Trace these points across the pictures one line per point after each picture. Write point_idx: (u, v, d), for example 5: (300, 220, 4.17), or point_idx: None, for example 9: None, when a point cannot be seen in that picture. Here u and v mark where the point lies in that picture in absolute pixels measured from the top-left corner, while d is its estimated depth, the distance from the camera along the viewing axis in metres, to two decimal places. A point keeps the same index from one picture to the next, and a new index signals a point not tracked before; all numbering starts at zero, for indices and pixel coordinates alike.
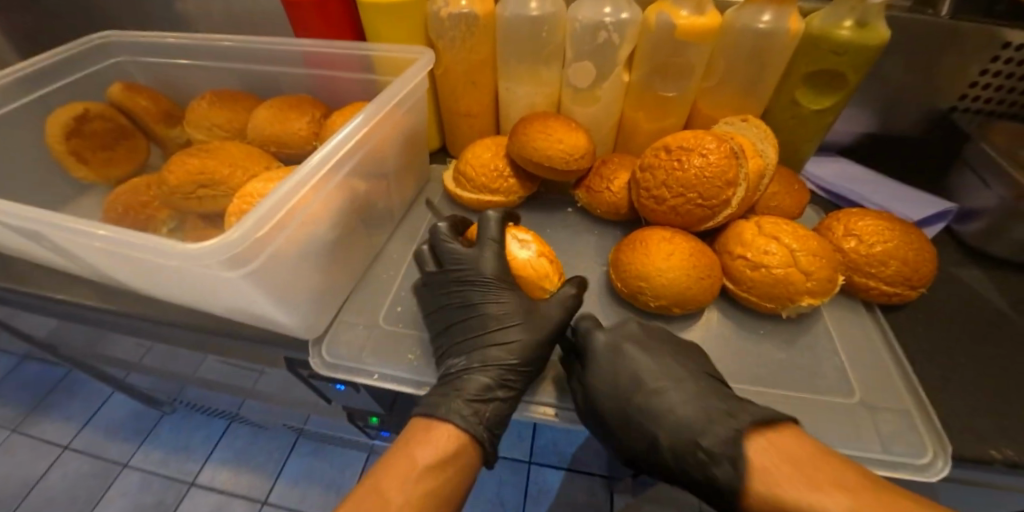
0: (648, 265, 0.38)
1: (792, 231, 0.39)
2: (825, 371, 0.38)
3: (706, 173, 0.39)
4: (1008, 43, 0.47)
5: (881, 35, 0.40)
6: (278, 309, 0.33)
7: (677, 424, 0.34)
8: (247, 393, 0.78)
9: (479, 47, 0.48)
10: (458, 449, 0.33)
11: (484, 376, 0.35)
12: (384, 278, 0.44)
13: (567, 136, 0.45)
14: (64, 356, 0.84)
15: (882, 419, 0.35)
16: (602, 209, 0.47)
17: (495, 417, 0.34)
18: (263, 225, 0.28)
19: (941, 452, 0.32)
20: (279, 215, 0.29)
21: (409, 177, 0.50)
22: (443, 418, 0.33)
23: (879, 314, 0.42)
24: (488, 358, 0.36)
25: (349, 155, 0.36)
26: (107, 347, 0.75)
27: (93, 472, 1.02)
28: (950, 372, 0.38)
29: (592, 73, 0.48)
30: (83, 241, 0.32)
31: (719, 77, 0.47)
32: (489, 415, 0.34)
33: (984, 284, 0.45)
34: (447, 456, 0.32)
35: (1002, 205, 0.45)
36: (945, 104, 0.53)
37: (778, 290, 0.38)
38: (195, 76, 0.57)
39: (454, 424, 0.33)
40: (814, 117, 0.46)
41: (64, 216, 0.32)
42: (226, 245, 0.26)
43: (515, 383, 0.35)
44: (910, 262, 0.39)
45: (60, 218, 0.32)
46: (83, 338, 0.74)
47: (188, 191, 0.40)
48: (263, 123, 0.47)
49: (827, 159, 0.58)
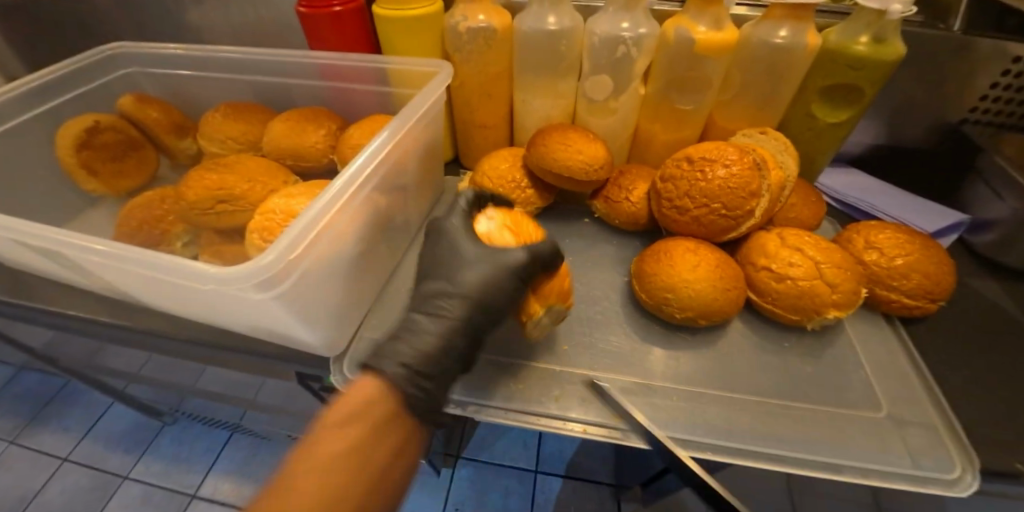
0: (675, 277, 0.38)
1: (815, 243, 0.39)
2: (851, 385, 0.38)
3: (730, 185, 0.39)
4: (1018, 57, 0.48)
5: (898, 51, 0.40)
6: (305, 328, 0.33)
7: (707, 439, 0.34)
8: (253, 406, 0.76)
9: (496, 60, 0.48)
10: (373, 402, 0.30)
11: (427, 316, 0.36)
12: (403, 292, 0.43)
13: (587, 148, 0.45)
14: (65, 368, 0.83)
15: (910, 433, 0.35)
16: (621, 220, 0.47)
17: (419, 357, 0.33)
18: (295, 247, 0.28)
19: (969, 467, 0.32)
20: (311, 236, 0.29)
21: (426, 188, 0.49)
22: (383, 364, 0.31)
23: (898, 327, 0.42)
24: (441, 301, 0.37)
25: (373, 170, 0.36)
26: (110, 360, 0.74)
27: (92, 484, 1.00)
28: (972, 385, 0.38)
29: (609, 86, 0.48)
30: (104, 261, 0.32)
31: (735, 91, 0.47)
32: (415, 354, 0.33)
33: (1000, 295, 0.45)
34: (368, 410, 0.29)
35: (1015, 216, 0.46)
36: (955, 117, 0.54)
37: (803, 302, 0.38)
38: (206, 86, 0.57)
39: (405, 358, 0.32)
40: (830, 129, 0.47)
41: (85, 237, 0.31)
42: (263, 268, 0.26)
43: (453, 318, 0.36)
44: (931, 274, 0.39)
45: (82, 238, 0.31)
46: (84, 351, 0.73)
47: (206, 207, 0.39)
48: (279, 136, 0.46)
49: (839, 170, 0.58)
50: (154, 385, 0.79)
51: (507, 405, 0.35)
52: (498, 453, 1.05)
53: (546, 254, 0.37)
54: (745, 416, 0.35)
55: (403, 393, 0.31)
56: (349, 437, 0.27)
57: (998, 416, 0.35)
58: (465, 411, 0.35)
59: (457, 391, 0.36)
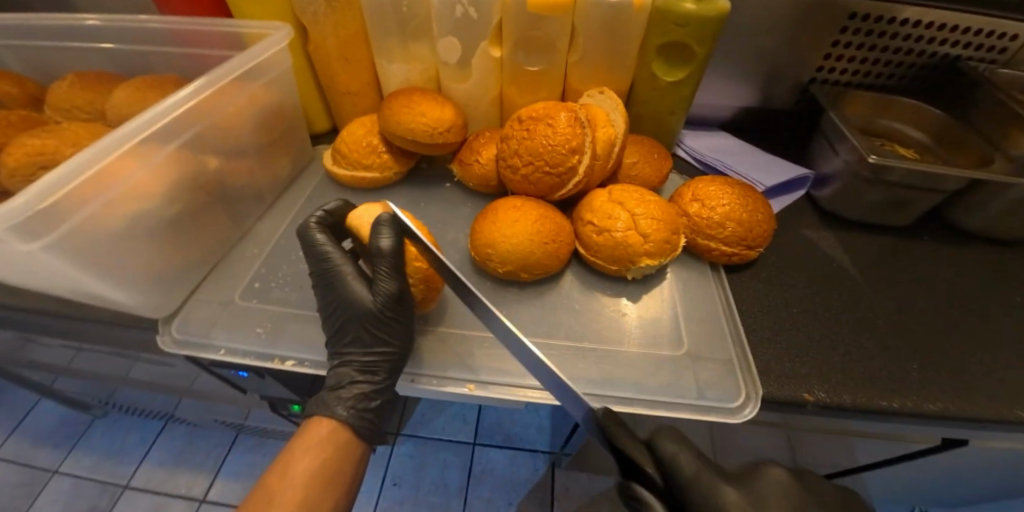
0: (494, 233, 0.39)
1: (638, 197, 0.41)
2: (661, 327, 0.40)
3: (551, 141, 0.40)
4: (855, 13, 0.50)
5: (717, 7, 0.41)
6: (107, 283, 0.34)
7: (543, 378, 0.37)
8: (178, 389, 0.78)
9: (346, 22, 0.47)
10: (344, 441, 0.36)
11: (348, 366, 0.37)
12: (250, 255, 0.44)
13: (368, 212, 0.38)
14: None
15: (702, 367, 0.38)
16: (474, 182, 0.48)
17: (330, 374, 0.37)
18: (52, 192, 0.28)
19: (752, 395, 0.35)
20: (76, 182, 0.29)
21: (282, 154, 0.49)
22: (313, 409, 0.36)
23: (721, 273, 0.44)
24: (349, 349, 0.37)
25: (174, 126, 0.36)
26: (31, 351, 0.75)
27: (19, 481, 0.99)
28: (782, 324, 0.41)
29: (459, 48, 0.48)
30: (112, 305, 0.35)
31: (581, 52, 0.48)
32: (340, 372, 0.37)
33: (830, 245, 0.49)
34: (324, 447, 0.35)
35: (847, 169, 0.48)
36: (806, 77, 0.56)
37: (619, 252, 0.40)
38: (61, 57, 0.54)
39: (321, 413, 0.36)
40: (671, 89, 0.48)
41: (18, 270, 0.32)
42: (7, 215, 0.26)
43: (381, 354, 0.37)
44: (744, 222, 0.41)
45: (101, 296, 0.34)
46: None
47: (27, 174, 0.39)
48: (121, 103, 0.46)
49: (706, 133, 0.60)
50: (78, 375, 0.80)
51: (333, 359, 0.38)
52: (436, 428, 1.09)
53: (397, 252, 0.35)
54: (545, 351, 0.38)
55: (354, 431, 0.36)
56: (313, 465, 0.34)
57: (792, 351, 0.38)
58: (290, 366, 0.37)
59: (281, 346, 0.38)
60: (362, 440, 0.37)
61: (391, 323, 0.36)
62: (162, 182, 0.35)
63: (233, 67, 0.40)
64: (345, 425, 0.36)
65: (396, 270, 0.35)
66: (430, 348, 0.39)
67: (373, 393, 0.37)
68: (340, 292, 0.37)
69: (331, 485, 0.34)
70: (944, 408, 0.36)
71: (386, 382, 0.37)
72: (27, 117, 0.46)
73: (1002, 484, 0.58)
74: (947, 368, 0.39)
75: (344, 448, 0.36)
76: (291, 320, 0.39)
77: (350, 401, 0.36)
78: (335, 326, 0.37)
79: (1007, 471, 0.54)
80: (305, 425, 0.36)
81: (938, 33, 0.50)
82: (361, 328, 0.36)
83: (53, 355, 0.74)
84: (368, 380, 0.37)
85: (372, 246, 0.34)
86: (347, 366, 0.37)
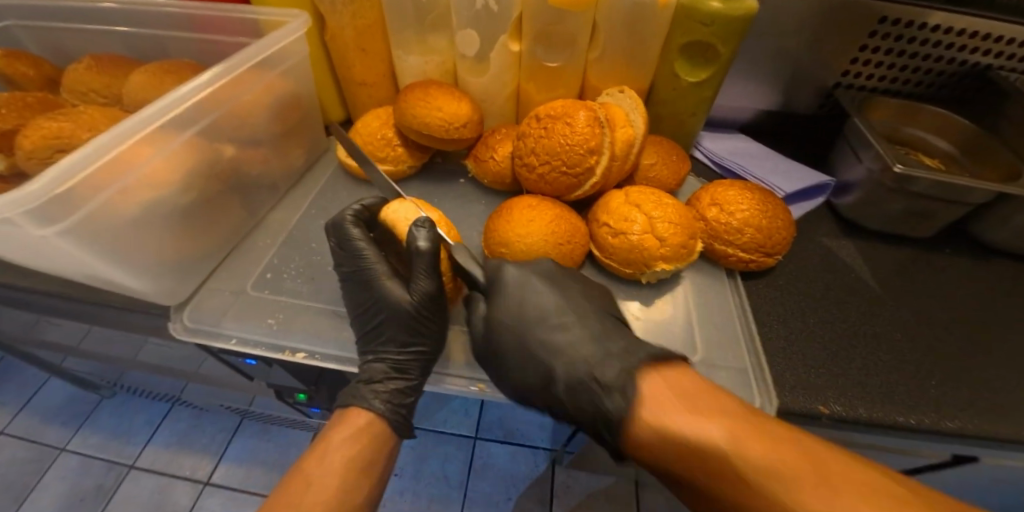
0: (509, 231, 0.38)
1: (655, 199, 0.40)
2: (675, 333, 0.40)
3: (570, 140, 0.39)
4: (885, 17, 0.49)
5: (745, 7, 0.40)
6: (120, 270, 0.33)
7: None
8: (186, 374, 0.79)
9: (363, 12, 0.46)
10: (380, 434, 0.36)
11: (383, 361, 0.37)
12: (262, 246, 0.44)
13: (405, 211, 0.38)
14: None
15: (716, 376, 0.37)
16: (489, 179, 0.47)
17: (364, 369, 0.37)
18: (67, 178, 0.28)
19: (766, 406, 0.35)
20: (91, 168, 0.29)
21: (297, 144, 0.49)
22: (349, 402, 0.36)
23: (738, 280, 0.43)
24: (383, 345, 0.37)
25: (191, 113, 0.36)
26: (42, 330, 0.76)
27: (28, 456, 1.01)
28: (798, 335, 0.40)
29: (477, 41, 0.47)
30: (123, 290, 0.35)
31: (601, 49, 0.47)
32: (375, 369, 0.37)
33: (849, 254, 0.48)
34: (359, 438, 0.35)
35: (870, 178, 0.47)
36: (831, 81, 0.54)
37: (634, 256, 0.39)
38: (78, 39, 0.54)
39: (358, 406, 0.36)
40: (693, 89, 0.47)
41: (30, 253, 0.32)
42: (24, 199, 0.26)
43: (415, 353, 0.37)
44: (763, 229, 0.40)
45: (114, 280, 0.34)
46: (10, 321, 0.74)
47: (43, 157, 0.39)
48: (137, 87, 0.45)
49: (724, 135, 0.59)
50: (87, 356, 0.80)
51: (344, 354, 0.38)
52: (439, 421, 1.09)
53: (435, 255, 0.35)
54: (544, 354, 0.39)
55: (389, 426, 0.36)
56: (352, 452, 0.34)
57: (806, 362, 0.38)
58: (300, 358, 0.37)
59: (291, 338, 0.37)
60: (394, 434, 0.37)
61: (426, 322, 0.36)
62: (176, 169, 0.35)
63: (251, 54, 0.40)
64: (381, 418, 0.36)
65: (432, 271, 0.35)
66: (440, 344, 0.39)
67: (408, 390, 0.37)
68: (375, 290, 0.37)
69: (367, 471, 0.34)
70: (961, 426, 0.35)
71: (418, 380, 0.37)
72: (44, 99, 0.46)
73: (1012, 502, 0.57)
74: (965, 384, 0.38)
75: (378, 440, 0.36)
76: (303, 312, 0.39)
77: (385, 395, 0.36)
78: (371, 323, 0.37)
79: (1019, 490, 0.53)
80: (340, 417, 0.36)
81: (970, 39, 0.49)
82: (396, 326, 0.37)
83: (63, 334, 0.75)
84: (403, 376, 0.37)
85: (409, 246, 0.34)
86: (382, 362, 0.37)
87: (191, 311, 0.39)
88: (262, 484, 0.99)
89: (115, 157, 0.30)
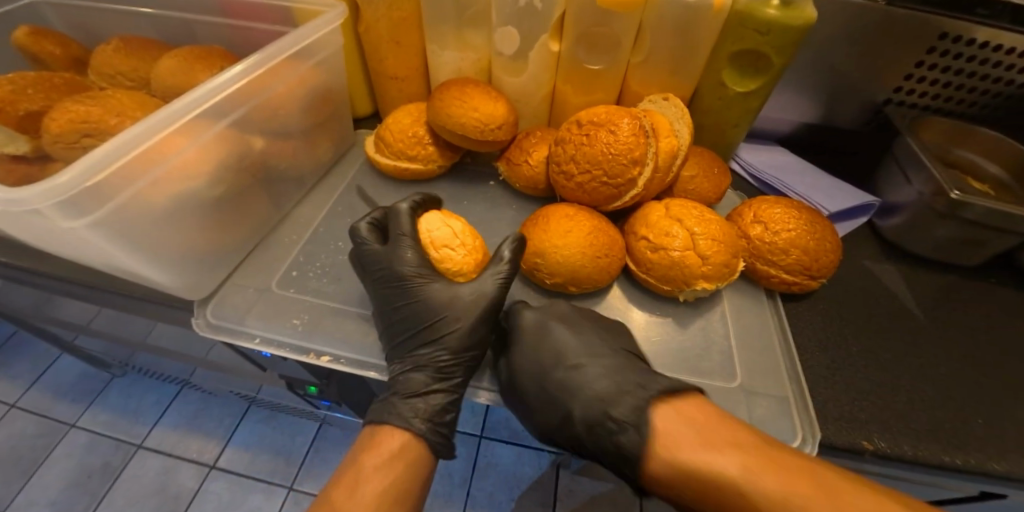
0: (545, 241, 0.37)
1: (698, 214, 0.38)
2: (714, 355, 0.39)
3: (613, 149, 0.37)
4: (945, 33, 0.46)
5: (804, 16, 0.38)
6: (146, 263, 0.32)
7: (586, 399, 0.35)
8: (196, 360, 0.78)
9: (400, 4, 0.45)
10: (417, 455, 0.34)
11: (422, 374, 0.36)
12: (288, 242, 0.43)
13: (431, 222, 0.39)
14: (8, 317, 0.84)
15: (757, 403, 0.36)
16: (521, 183, 0.46)
17: (403, 379, 0.36)
18: (100, 169, 0.27)
19: (809, 438, 0.33)
20: (123, 160, 0.28)
21: (325, 139, 0.48)
22: (384, 419, 0.34)
23: (778, 302, 0.42)
24: (422, 357, 0.36)
25: (225, 103, 0.34)
26: (57, 310, 0.75)
27: (38, 431, 1.02)
28: (840, 363, 0.38)
29: (516, 39, 0.45)
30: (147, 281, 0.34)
31: (646, 53, 0.45)
32: (416, 378, 0.35)
33: (892, 279, 0.46)
34: (395, 461, 0.33)
35: (919, 201, 0.45)
36: (880, 97, 0.52)
37: (674, 273, 0.37)
38: (105, 19, 0.52)
39: (395, 424, 0.34)
40: (740, 100, 0.45)
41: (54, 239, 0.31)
42: (54, 191, 0.24)
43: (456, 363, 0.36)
44: (810, 251, 0.38)
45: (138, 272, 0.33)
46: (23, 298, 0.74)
47: (70, 141, 0.37)
48: (165, 72, 0.44)
49: (763, 147, 0.57)
50: (99, 337, 0.80)
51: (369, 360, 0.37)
52: None
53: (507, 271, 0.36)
54: (553, 367, 0.37)
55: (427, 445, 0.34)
56: (387, 481, 0.31)
57: (848, 393, 0.36)
58: (324, 362, 0.35)
59: (317, 341, 0.36)
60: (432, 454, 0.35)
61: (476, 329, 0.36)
62: (207, 162, 0.34)
63: (286, 43, 0.38)
64: (419, 438, 0.34)
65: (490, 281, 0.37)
66: None
67: (447, 406, 0.36)
68: (423, 294, 0.37)
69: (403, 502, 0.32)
70: (1010, 470, 0.33)
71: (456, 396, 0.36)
72: (71, 80, 0.45)
73: None
74: (1013, 423, 0.36)
75: (415, 463, 0.33)
76: (328, 313, 0.38)
77: (424, 411, 0.34)
78: (415, 328, 0.36)
79: None
80: (373, 435, 0.34)
81: None
82: (443, 332, 0.36)
83: (76, 314, 0.75)
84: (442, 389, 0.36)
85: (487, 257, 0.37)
86: (423, 372, 0.36)
87: (213, 307, 0.37)
88: (267, 472, 0.99)
89: (147, 149, 0.29)
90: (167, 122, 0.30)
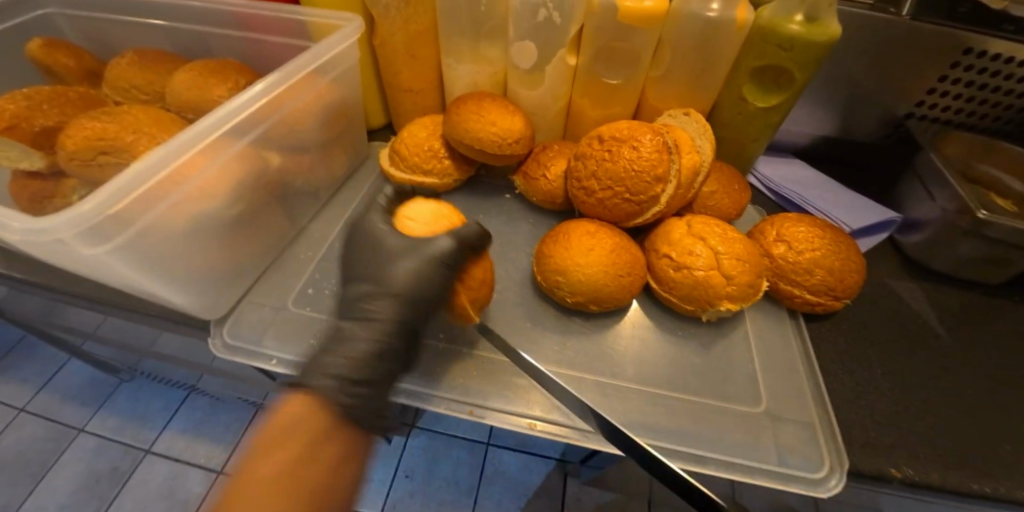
0: (566, 259, 0.36)
1: (720, 232, 0.38)
2: (738, 379, 0.38)
3: (635, 167, 0.37)
4: (970, 48, 0.46)
5: (829, 32, 0.38)
6: (167, 285, 0.32)
7: None
8: (205, 368, 0.78)
9: (417, 17, 0.45)
10: (316, 421, 0.29)
11: (358, 325, 0.34)
12: (303, 258, 0.42)
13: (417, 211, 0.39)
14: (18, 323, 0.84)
15: (783, 430, 0.35)
16: (538, 197, 0.45)
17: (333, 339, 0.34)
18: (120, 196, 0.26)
19: (837, 467, 0.32)
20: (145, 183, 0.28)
21: (340, 152, 0.47)
22: (297, 384, 0.30)
23: (801, 323, 0.41)
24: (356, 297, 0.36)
25: (245, 122, 0.34)
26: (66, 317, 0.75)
27: (47, 435, 1.02)
28: (865, 386, 0.38)
29: (534, 53, 0.45)
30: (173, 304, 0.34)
31: (665, 67, 0.45)
32: (350, 341, 0.33)
33: (915, 297, 0.45)
34: (298, 428, 0.28)
35: (943, 218, 0.45)
36: (902, 111, 0.51)
37: (697, 292, 0.37)
38: (119, 30, 0.52)
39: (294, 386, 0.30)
40: (760, 115, 0.44)
41: (78, 265, 0.31)
42: (76, 220, 0.24)
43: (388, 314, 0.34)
44: (835, 272, 0.38)
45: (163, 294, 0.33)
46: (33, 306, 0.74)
47: (85, 159, 0.37)
48: (180, 87, 0.44)
49: (781, 159, 0.56)
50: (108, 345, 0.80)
51: None
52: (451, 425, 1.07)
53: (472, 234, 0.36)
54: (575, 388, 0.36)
55: (328, 405, 0.30)
56: (279, 459, 0.26)
57: (873, 417, 0.35)
58: None
59: None
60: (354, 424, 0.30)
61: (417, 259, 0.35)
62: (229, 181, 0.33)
63: (304, 59, 0.38)
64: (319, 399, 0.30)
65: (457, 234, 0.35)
66: (487, 375, 0.36)
67: (354, 367, 0.32)
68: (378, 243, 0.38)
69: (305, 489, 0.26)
70: None
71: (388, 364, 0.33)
72: (85, 94, 0.45)
73: None
74: None
75: (321, 431, 0.29)
76: None
77: (333, 370, 0.31)
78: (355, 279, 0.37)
79: None
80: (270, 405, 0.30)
81: None
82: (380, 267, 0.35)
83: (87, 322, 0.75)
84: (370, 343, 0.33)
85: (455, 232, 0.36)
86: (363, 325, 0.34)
87: (230, 326, 0.37)
88: None
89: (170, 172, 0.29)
90: (189, 145, 0.30)
